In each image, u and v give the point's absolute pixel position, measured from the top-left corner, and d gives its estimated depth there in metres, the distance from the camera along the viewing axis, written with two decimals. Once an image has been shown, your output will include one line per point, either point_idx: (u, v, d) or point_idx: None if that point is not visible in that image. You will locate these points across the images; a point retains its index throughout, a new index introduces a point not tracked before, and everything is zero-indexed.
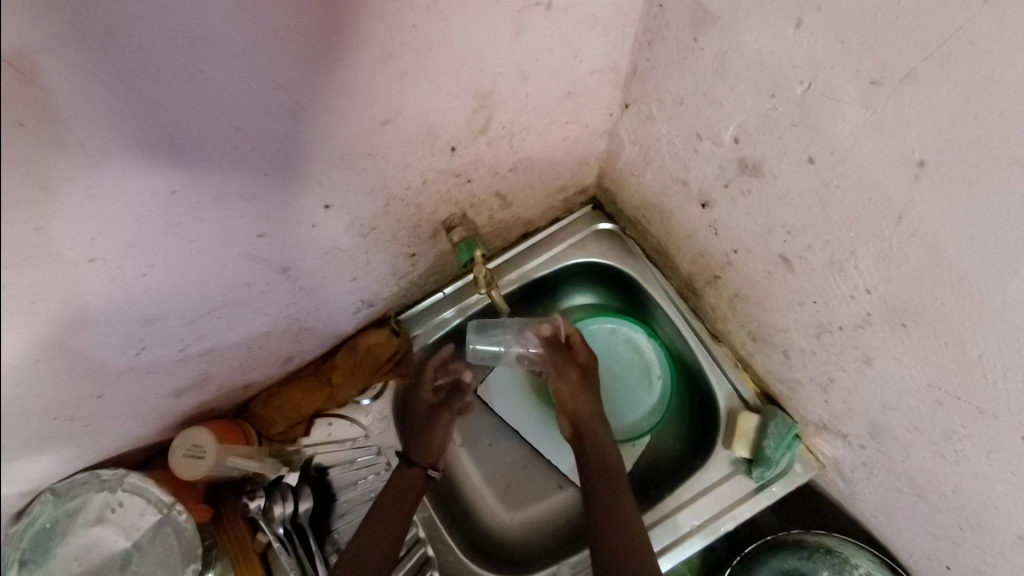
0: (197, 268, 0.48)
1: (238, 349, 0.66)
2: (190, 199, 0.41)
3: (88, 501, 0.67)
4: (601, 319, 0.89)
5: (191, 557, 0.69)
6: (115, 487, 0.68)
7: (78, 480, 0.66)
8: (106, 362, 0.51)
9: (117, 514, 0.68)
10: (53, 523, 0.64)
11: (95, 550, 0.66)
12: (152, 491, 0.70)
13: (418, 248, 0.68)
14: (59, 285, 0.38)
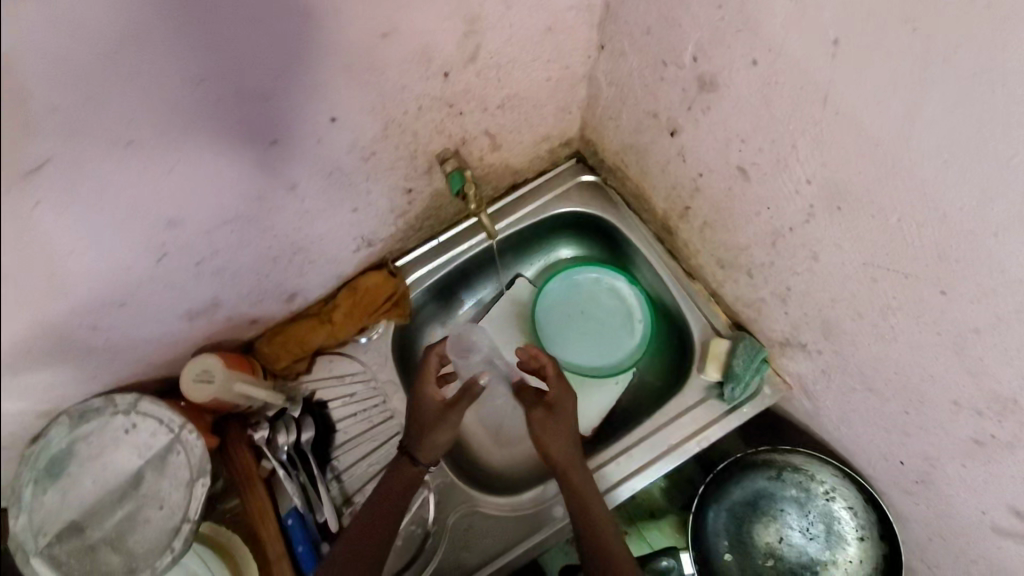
0: (219, 173, 0.54)
1: (249, 275, 0.71)
2: (217, 90, 0.46)
3: (105, 422, 0.72)
4: (586, 268, 0.94)
5: (202, 472, 0.73)
6: (129, 410, 0.73)
7: (94, 404, 0.71)
8: (131, 266, 0.56)
9: (132, 434, 0.72)
10: (71, 445, 0.70)
11: (113, 469, 0.72)
12: (164, 413, 0.74)
13: (414, 183, 0.74)
14: (94, 154, 0.43)
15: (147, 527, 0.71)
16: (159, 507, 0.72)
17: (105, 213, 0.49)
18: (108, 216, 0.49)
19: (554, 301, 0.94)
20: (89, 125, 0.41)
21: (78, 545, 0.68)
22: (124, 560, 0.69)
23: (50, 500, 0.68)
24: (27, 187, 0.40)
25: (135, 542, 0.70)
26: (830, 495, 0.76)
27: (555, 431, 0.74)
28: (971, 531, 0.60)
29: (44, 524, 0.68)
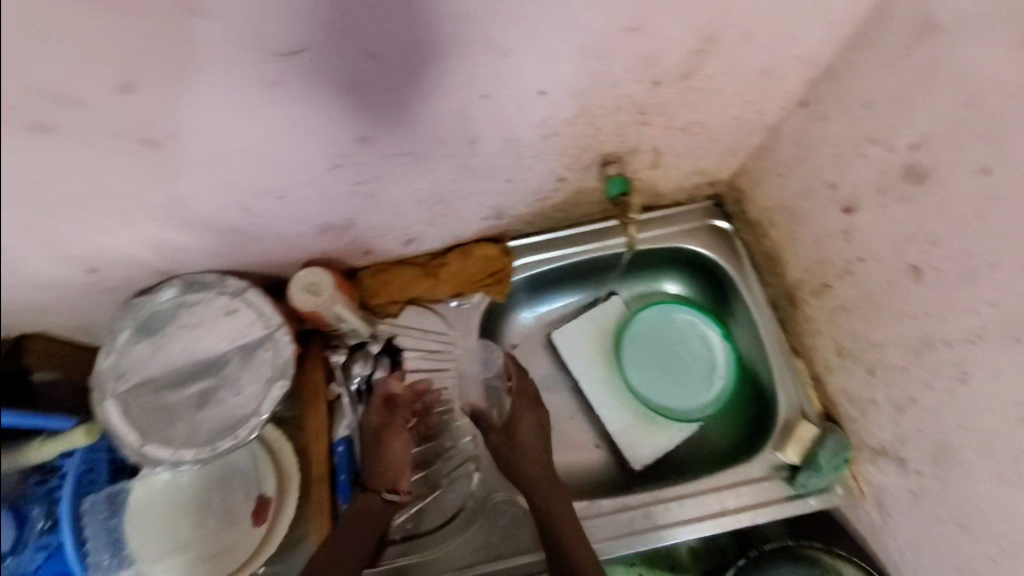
0: (426, 109, 0.54)
1: (389, 211, 0.72)
2: (478, 35, 0.47)
3: (211, 298, 0.74)
4: (682, 307, 0.93)
5: (283, 375, 0.76)
6: (236, 295, 0.75)
7: (207, 279, 0.74)
8: (310, 164, 0.59)
9: (231, 318, 0.75)
10: (174, 308, 0.72)
11: (203, 343, 0.74)
12: (266, 309, 0.76)
13: (569, 176, 0.73)
14: (342, 56, 0.46)
15: (220, 408, 0.74)
16: (236, 393, 0.75)
17: (317, 107, 0.51)
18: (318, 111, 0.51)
19: (643, 329, 0.93)
20: (354, 28, 0.43)
21: (154, 403, 0.72)
22: (191, 429, 0.73)
23: (141, 353, 0.71)
24: (277, 62, 0.45)
25: (205, 417, 0.74)
26: None
27: (523, 450, 0.80)
28: None
29: (129, 371, 0.71)
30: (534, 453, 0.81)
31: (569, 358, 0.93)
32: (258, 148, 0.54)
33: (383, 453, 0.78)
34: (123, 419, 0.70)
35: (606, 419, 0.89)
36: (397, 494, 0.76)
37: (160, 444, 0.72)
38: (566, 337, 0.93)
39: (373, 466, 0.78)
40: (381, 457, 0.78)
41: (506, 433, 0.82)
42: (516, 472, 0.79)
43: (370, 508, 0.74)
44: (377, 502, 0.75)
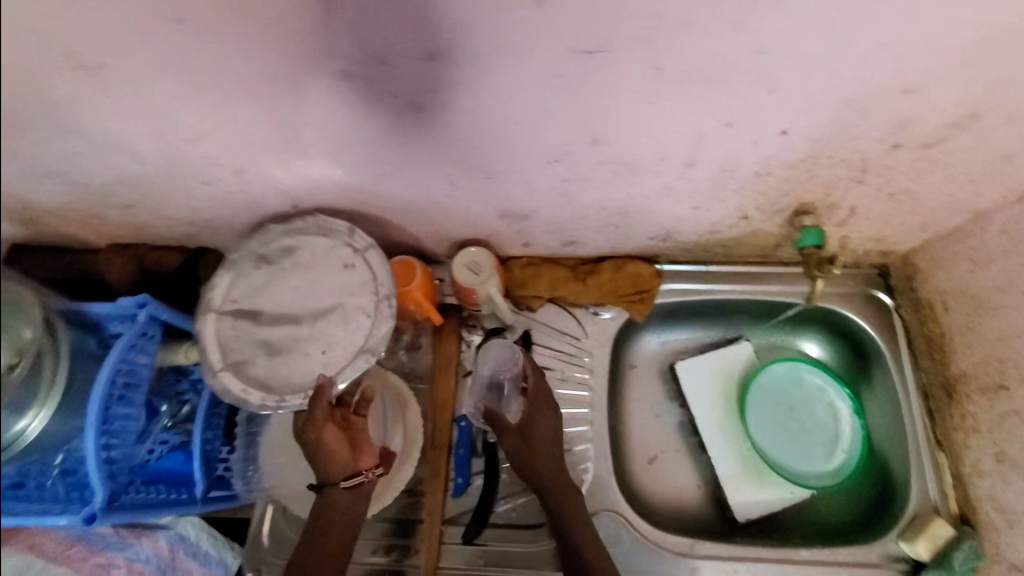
0: (666, 127, 0.55)
1: (571, 212, 0.74)
2: (761, 67, 0.48)
3: (335, 246, 0.76)
4: (815, 371, 0.90)
5: (373, 348, 0.73)
6: (359, 251, 0.76)
7: (342, 227, 0.76)
8: (533, 154, 0.61)
9: (346, 271, 0.75)
10: (300, 246, 0.76)
11: (314, 288, 0.75)
12: (381, 274, 0.75)
13: (756, 216, 0.73)
14: (633, 66, 0.47)
15: (301, 360, 0.72)
16: (320, 350, 0.73)
17: (574, 100, 0.52)
18: (570, 103, 0.53)
19: (770, 383, 0.91)
20: (653, 36, 0.44)
21: (247, 332, 0.74)
22: (266, 370, 0.72)
23: (255, 278, 0.75)
24: (577, 60, 0.47)
25: (286, 363, 0.73)
26: None
27: (539, 450, 0.76)
28: None
29: (238, 296, 0.75)
30: (547, 449, 0.77)
31: (689, 391, 0.91)
32: (500, 128, 0.57)
33: (326, 451, 0.71)
34: (216, 336, 0.73)
35: (717, 463, 0.87)
36: (357, 477, 0.72)
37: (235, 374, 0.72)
38: (691, 369, 0.92)
39: (320, 463, 0.71)
40: (321, 451, 0.71)
41: (522, 433, 0.76)
42: (532, 476, 0.76)
43: (336, 500, 0.72)
44: (338, 492, 0.72)
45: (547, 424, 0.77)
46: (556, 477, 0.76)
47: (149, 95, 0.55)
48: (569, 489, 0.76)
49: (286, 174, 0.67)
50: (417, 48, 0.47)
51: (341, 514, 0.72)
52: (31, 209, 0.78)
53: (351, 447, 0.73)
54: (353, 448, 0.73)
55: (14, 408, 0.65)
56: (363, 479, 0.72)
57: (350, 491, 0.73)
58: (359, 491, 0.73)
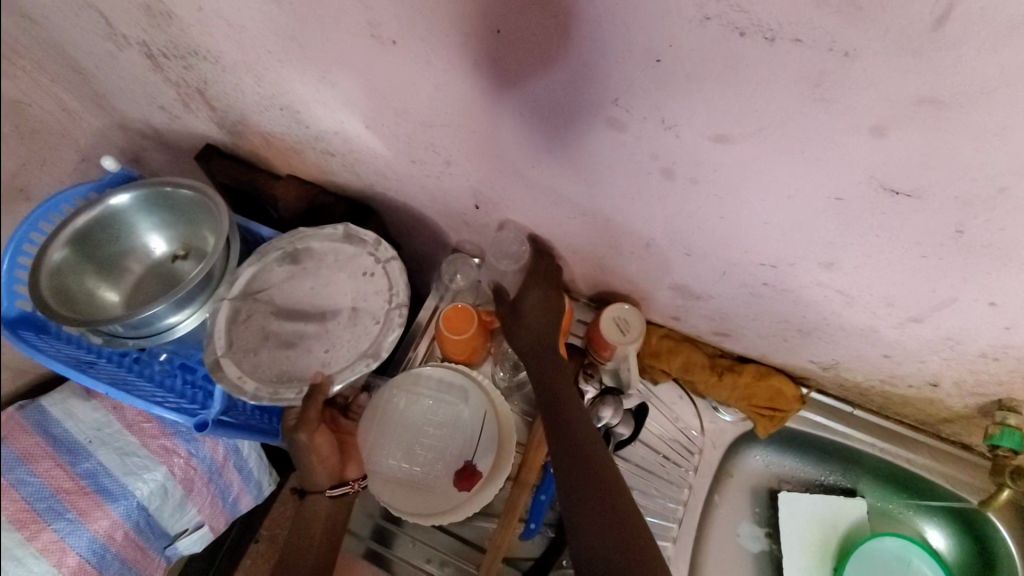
0: (917, 280, 0.51)
1: (747, 313, 0.70)
2: None
3: (360, 255, 0.79)
4: (928, 559, 0.80)
5: (371, 353, 0.73)
6: (381, 262, 0.79)
7: (370, 238, 0.79)
8: (750, 250, 0.58)
9: (365, 279, 0.78)
10: (327, 250, 0.80)
11: (330, 290, 0.78)
12: (398, 286, 0.77)
13: (947, 389, 0.66)
14: (937, 220, 0.43)
15: (303, 357, 0.74)
16: (324, 350, 0.74)
17: (840, 225, 0.49)
18: (833, 226, 0.49)
19: (875, 555, 0.81)
20: (979, 201, 0.40)
21: (259, 322, 0.76)
22: (266, 362, 0.74)
23: (279, 273, 0.79)
24: (876, 194, 0.44)
25: (288, 359, 0.75)
26: None
27: (530, 323, 0.77)
28: None
29: (259, 287, 0.78)
30: (535, 347, 0.76)
31: (784, 526, 0.83)
32: (734, 219, 0.54)
33: (316, 455, 0.77)
34: (225, 322, 0.75)
35: None
36: (342, 487, 0.78)
37: (234, 361, 0.73)
38: (794, 502, 0.84)
39: (309, 469, 0.78)
40: (310, 454, 0.77)
41: (512, 309, 0.78)
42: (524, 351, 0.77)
43: (321, 506, 0.78)
44: (322, 497, 0.78)
45: (539, 301, 0.77)
46: (549, 364, 0.75)
47: (418, 78, 0.56)
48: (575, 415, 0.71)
49: (492, 180, 0.68)
50: (708, 128, 0.45)
51: (322, 521, 0.78)
52: (247, 126, 0.83)
53: (338, 455, 0.80)
54: (340, 457, 0.80)
55: (178, 302, 0.71)
56: (348, 489, 0.78)
57: (335, 499, 0.79)
58: (342, 499, 0.79)
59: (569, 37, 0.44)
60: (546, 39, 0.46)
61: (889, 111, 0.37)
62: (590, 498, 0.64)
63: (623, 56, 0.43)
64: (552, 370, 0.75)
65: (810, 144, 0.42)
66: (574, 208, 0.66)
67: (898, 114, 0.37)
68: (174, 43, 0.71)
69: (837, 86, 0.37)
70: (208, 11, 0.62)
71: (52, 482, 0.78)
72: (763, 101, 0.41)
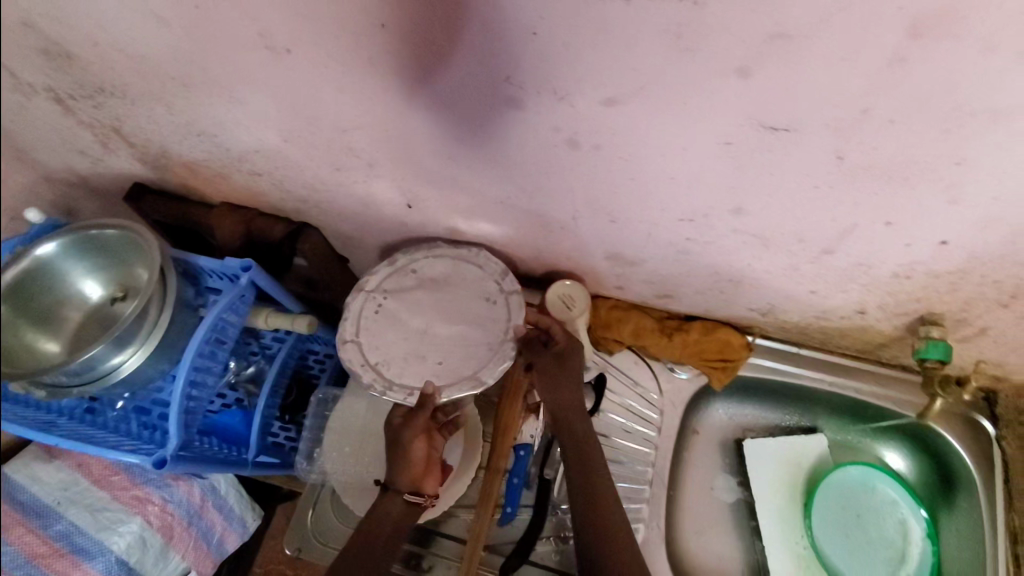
0: (819, 211, 0.54)
1: (682, 270, 0.72)
2: (950, 176, 0.46)
3: (485, 278, 0.78)
4: (891, 480, 0.84)
5: (485, 375, 0.72)
6: (503, 290, 0.77)
7: (497, 264, 0.78)
8: (667, 208, 0.60)
9: (488, 305, 0.77)
10: (459, 269, 0.79)
11: (452, 304, 0.77)
12: (515, 319, 0.75)
13: (874, 315, 0.69)
14: (816, 150, 0.46)
15: (417, 362, 0.73)
16: (437, 361, 0.73)
17: (736, 169, 0.51)
18: (730, 170, 0.51)
19: (840, 485, 0.85)
20: (848, 124, 0.43)
21: (383, 321, 0.76)
22: (385, 355, 0.74)
23: (409, 281, 0.78)
24: (758, 132, 0.46)
25: (404, 358, 0.74)
26: None
27: (565, 376, 0.79)
28: None
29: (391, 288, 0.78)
30: (567, 405, 0.78)
31: (753, 472, 0.86)
32: (647, 178, 0.56)
33: (406, 458, 0.73)
34: (353, 314, 0.76)
35: (772, 558, 0.81)
36: (419, 497, 0.74)
37: (358, 350, 0.74)
38: (760, 448, 0.87)
39: (399, 468, 0.73)
40: (402, 457, 0.73)
41: (556, 360, 0.79)
42: (552, 397, 0.78)
43: (393, 509, 0.73)
44: (397, 502, 0.73)
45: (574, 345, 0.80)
46: (576, 420, 0.78)
47: (321, 83, 0.57)
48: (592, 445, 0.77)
49: (418, 176, 0.69)
50: (598, 93, 0.47)
51: (391, 524, 0.73)
52: (170, 157, 0.82)
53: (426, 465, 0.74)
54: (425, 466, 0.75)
55: (117, 341, 0.69)
56: (422, 501, 0.74)
57: (409, 505, 0.74)
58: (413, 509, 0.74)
59: (454, 22, 0.46)
60: (434, 27, 0.47)
61: (749, 52, 0.39)
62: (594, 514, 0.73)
63: (507, 34, 0.45)
64: (580, 424, 0.78)
65: (688, 92, 0.44)
66: (499, 193, 0.67)
67: (757, 52, 0.39)
68: (78, 83, 0.70)
69: (699, 35, 0.39)
70: (104, 45, 0.62)
71: (27, 548, 0.78)
72: (640, 57, 0.43)
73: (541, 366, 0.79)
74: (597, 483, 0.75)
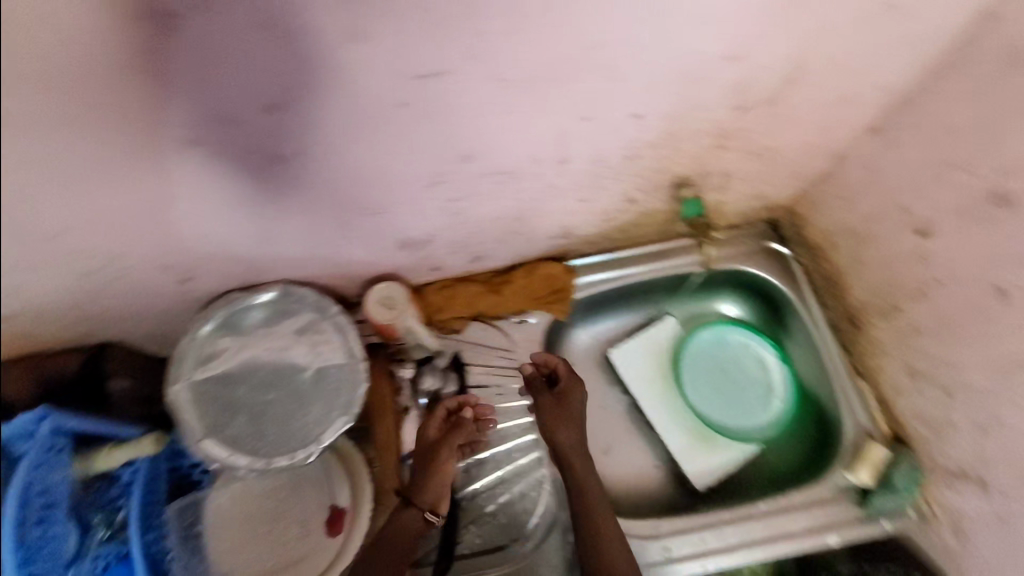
0: (525, 128, 0.57)
1: (472, 225, 0.74)
2: (595, 60, 0.51)
3: (305, 312, 0.78)
4: (736, 329, 0.93)
5: (350, 407, 0.76)
6: (326, 316, 0.78)
7: (306, 293, 0.78)
8: (411, 179, 0.61)
9: (319, 337, 0.78)
10: (273, 314, 0.77)
11: (286, 352, 0.77)
12: (351, 340, 0.78)
13: (640, 197, 0.77)
14: (477, 81, 0.50)
15: (285, 424, 0.75)
16: (303, 414, 0.76)
17: (433, 122, 0.53)
18: (426, 124, 0.53)
19: (698, 351, 0.94)
20: (481, 52, 0.47)
21: (229, 402, 0.75)
22: (251, 433, 0.74)
23: (229, 346, 0.76)
24: (421, 86, 0.49)
25: (270, 427, 0.75)
26: None
27: (567, 415, 0.79)
28: None
29: (214, 362, 0.75)
30: (569, 446, 0.77)
31: (627, 376, 0.93)
32: (369, 158, 0.56)
33: (434, 470, 0.74)
34: (192, 408, 0.73)
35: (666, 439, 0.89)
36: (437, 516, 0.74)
37: (219, 440, 0.73)
38: (625, 352, 0.94)
39: (428, 480, 0.73)
40: (435, 468, 0.74)
41: (557, 399, 0.80)
42: (555, 435, 0.78)
43: (411, 525, 0.72)
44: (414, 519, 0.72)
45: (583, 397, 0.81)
46: (581, 456, 0.77)
47: None
48: (592, 489, 0.75)
49: (162, 252, 0.63)
50: (257, 103, 0.46)
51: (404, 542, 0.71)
52: None
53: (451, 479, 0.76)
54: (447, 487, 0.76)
55: None
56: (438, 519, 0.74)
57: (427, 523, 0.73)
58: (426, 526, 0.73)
59: (74, 77, 0.39)
60: (49, 92, 0.39)
61: (348, 18, 0.41)
62: (580, 530, 0.73)
63: (137, 61, 0.40)
64: (580, 465, 0.77)
65: (332, 74, 0.46)
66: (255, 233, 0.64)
67: (353, 18, 0.41)
68: None
69: (290, 18, 0.40)
70: None
71: None
72: (282, 43, 0.41)
73: (542, 404, 0.80)
74: (599, 525, 0.73)
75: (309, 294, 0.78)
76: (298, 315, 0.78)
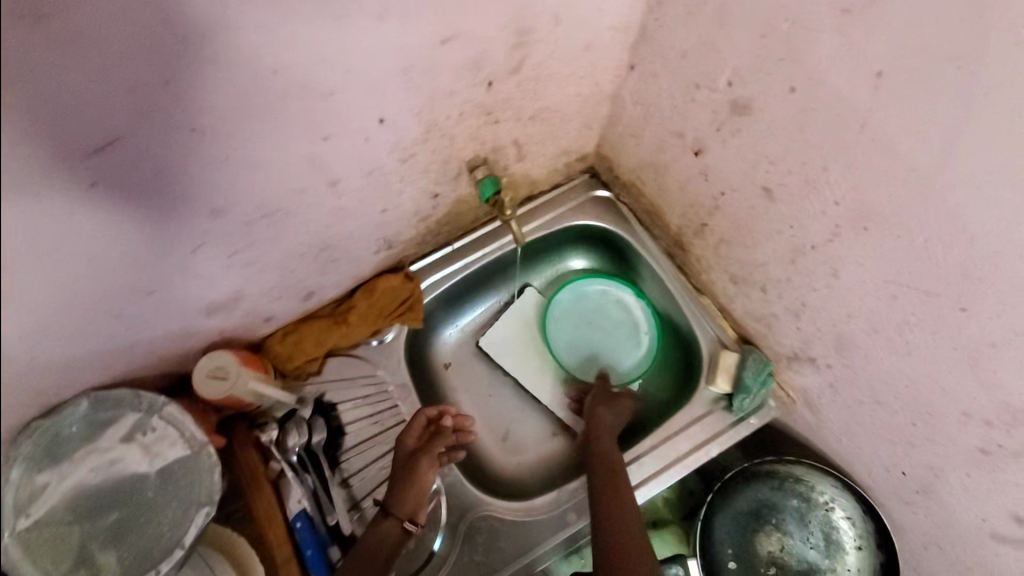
0: (265, 164, 0.53)
1: (275, 270, 0.69)
2: (296, 79, 0.47)
3: (124, 414, 0.66)
4: (591, 281, 0.95)
5: (210, 498, 0.70)
6: (150, 411, 0.68)
7: (121, 395, 0.66)
8: (168, 253, 0.54)
9: (151, 436, 0.68)
10: (86, 429, 0.64)
11: (114, 465, 0.66)
12: (188, 427, 0.70)
13: (442, 188, 0.76)
14: (159, 137, 0.43)
15: (140, 539, 0.67)
16: (159, 522, 0.68)
17: (140, 194, 0.46)
18: (137, 198, 0.46)
19: (562, 312, 0.95)
20: (156, 112, 0.41)
21: (61, 541, 0.63)
22: (100, 562, 0.65)
23: (39, 481, 0.60)
24: (90, 161, 0.41)
25: (124, 548, 0.66)
26: (829, 505, 0.78)
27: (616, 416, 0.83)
28: (972, 541, 0.62)
29: (28, 506, 0.60)
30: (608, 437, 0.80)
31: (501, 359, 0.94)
32: (127, 231, 0.47)
33: (416, 479, 0.75)
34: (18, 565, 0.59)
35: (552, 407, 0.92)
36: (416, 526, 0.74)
37: None
38: (494, 336, 0.94)
39: (403, 489, 0.75)
40: (415, 474, 0.75)
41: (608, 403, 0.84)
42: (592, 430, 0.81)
43: (389, 534, 0.72)
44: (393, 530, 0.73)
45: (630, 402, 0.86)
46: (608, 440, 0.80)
47: None
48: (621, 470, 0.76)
49: None
50: None
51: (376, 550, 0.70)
52: None
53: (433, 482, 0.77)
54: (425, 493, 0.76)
55: None
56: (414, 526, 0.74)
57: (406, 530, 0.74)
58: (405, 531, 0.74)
59: None
60: None
61: None
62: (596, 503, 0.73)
63: None
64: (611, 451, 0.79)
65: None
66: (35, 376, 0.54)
67: None
68: None
69: None
70: None
71: None
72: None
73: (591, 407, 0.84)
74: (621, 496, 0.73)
75: (124, 395, 0.67)
76: (119, 421, 0.66)
